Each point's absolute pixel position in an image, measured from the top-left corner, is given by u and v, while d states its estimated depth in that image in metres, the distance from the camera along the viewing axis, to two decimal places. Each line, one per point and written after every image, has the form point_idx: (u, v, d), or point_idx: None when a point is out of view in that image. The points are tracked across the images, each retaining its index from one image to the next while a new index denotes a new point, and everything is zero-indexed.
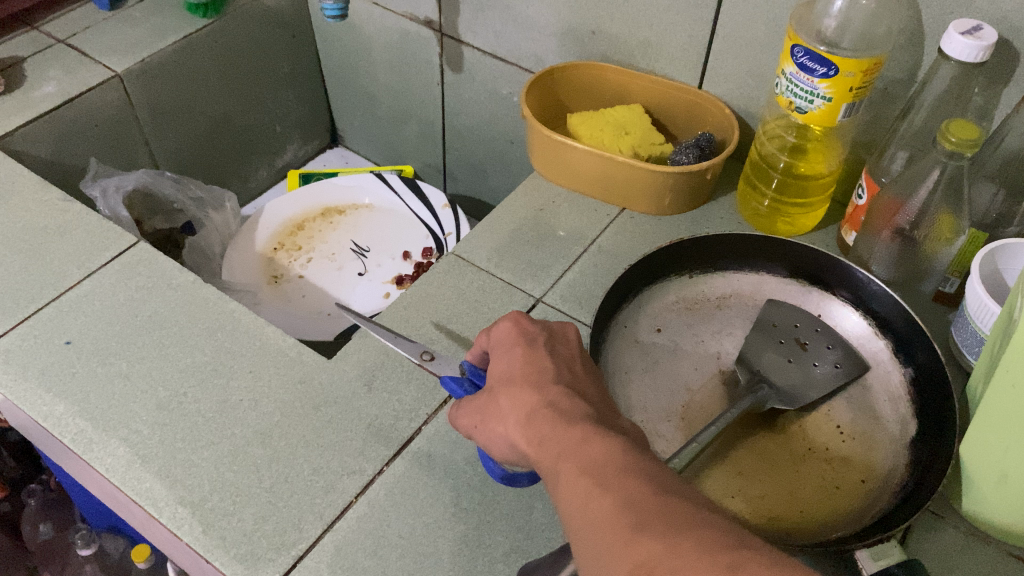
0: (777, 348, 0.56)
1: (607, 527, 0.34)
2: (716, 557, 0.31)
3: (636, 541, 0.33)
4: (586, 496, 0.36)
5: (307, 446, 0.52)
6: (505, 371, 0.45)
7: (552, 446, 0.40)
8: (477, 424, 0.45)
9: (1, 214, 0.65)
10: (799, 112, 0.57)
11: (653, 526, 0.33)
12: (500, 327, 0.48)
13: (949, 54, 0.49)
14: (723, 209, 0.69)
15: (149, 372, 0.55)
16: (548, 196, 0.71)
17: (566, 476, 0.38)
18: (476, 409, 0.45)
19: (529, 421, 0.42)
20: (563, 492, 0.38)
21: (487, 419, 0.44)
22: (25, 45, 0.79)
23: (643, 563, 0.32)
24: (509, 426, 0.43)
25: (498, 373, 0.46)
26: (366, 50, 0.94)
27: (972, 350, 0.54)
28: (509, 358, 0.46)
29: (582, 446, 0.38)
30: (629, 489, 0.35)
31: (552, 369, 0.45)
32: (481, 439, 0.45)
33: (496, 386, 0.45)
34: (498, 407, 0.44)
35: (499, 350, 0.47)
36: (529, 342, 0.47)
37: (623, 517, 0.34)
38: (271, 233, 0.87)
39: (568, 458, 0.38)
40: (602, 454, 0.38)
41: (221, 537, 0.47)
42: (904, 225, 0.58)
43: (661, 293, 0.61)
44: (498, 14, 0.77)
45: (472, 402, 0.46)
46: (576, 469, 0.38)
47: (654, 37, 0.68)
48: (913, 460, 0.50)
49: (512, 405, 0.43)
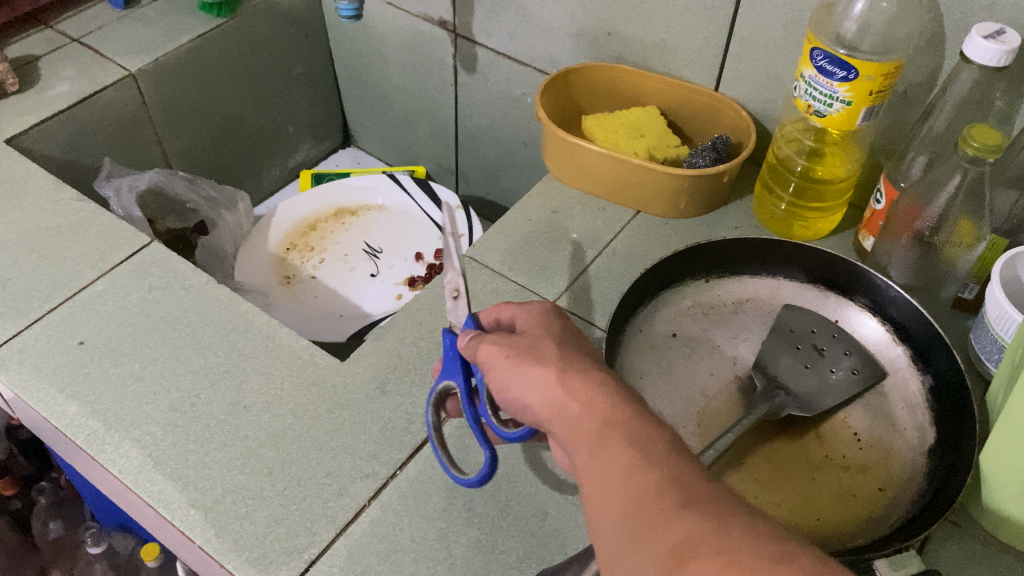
0: (793, 354, 0.56)
1: (649, 501, 0.32)
2: (766, 546, 0.30)
3: (681, 519, 0.31)
4: (629, 469, 0.34)
5: (320, 450, 0.52)
6: (550, 334, 0.43)
7: (599, 409, 0.37)
8: (508, 359, 0.41)
9: (14, 213, 0.65)
10: (817, 116, 0.56)
11: (700, 505, 0.31)
12: (545, 306, 0.46)
13: (972, 59, 0.48)
14: (738, 212, 0.68)
15: (161, 373, 0.55)
16: (562, 198, 0.71)
17: (607, 442, 0.35)
18: (513, 346, 0.42)
19: (574, 378, 0.39)
20: (600, 457, 0.35)
21: (523, 359, 0.41)
22: (40, 44, 0.79)
23: (687, 541, 0.30)
24: (550, 371, 0.39)
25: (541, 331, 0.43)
26: (379, 50, 0.94)
27: (991, 358, 0.53)
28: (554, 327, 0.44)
29: (630, 417, 0.36)
30: (677, 468, 0.34)
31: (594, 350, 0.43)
32: (501, 376, 0.41)
33: (542, 340, 0.42)
34: (539, 352, 0.41)
35: (541, 319, 0.45)
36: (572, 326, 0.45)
37: (668, 492, 0.32)
38: (282, 234, 0.87)
39: (614, 426, 0.36)
40: (650, 428, 0.36)
41: (233, 540, 0.47)
42: (923, 230, 0.58)
43: (677, 297, 0.60)
44: (512, 15, 0.77)
45: (509, 341, 0.42)
46: (620, 438, 0.35)
47: (670, 39, 0.68)
48: (931, 467, 0.50)
49: (558, 357, 0.40)
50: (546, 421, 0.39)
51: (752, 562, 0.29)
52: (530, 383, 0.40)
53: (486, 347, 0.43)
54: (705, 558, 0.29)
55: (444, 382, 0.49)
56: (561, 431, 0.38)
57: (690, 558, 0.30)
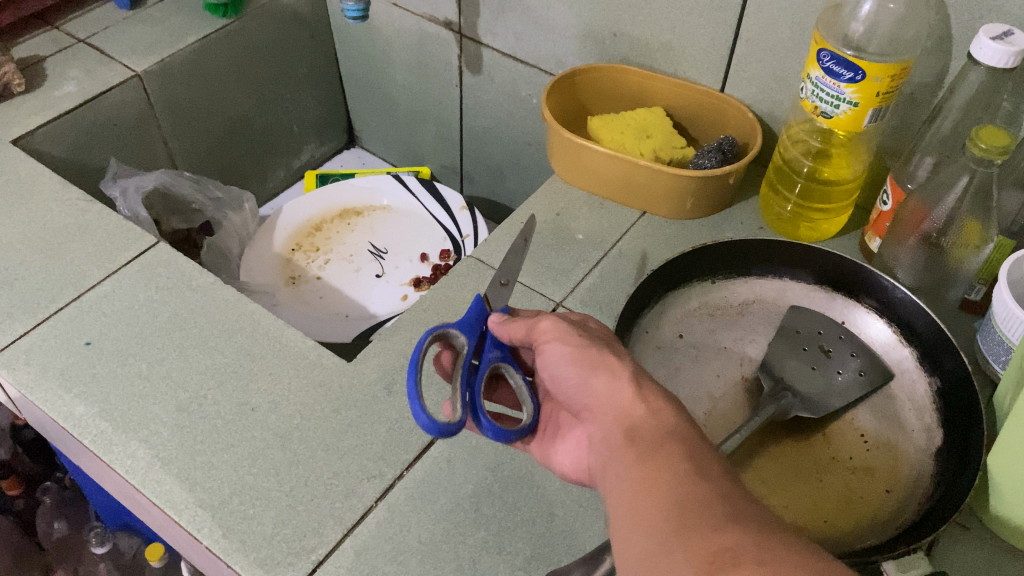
0: (800, 355, 0.56)
1: (696, 512, 0.32)
2: (808, 561, 0.29)
3: (726, 530, 0.31)
4: (682, 477, 0.34)
5: (327, 450, 0.52)
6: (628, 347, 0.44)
7: (661, 413, 0.38)
8: (580, 338, 0.43)
9: (21, 213, 0.65)
10: (824, 117, 0.56)
11: (748, 521, 0.31)
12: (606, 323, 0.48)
13: (980, 60, 0.48)
14: (744, 213, 0.68)
15: (169, 373, 0.55)
16: (568, 200, 0.71)
17: (664, 451, 0.36)
18: (592, 341, 0.43)
19: (641, 382, 0.40)
20: (652, 461, 0.35)
21: (599, 357, 0.42)
22: (46, 44, 0.79)
23: (730, 549, 0.30)
24: (620, 365, 0.41)
25: (607, 334, 0.45)
26: (384, 50, 0.94)
27: (999, 359, 0.53)
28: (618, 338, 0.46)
29: (690, 437, 0.37)
30: (728, 488, 0.34)
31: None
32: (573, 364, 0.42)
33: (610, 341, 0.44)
34: (617, 356, 0.42)
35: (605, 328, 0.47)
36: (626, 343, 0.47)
37: (716, 507, 0.32)
38: (288, 234, 0.87)
39: (674, 438, 0.37)
40: (707, 452, 0.36)
41: (241, 541, 0.47)
42: (931, 233, 0.58)
43: (684, 298, 0.60)
44: (518, 16, 0.77)
45: (589, 336, 0.43)
46: (678, 452, 0.36)
47: (676, 40, 0.68)
48: (939, 469, 0.50)
49: (634, 367, 0.41)
50: (599, 408, 0.40)
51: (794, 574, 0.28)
52: (597, 368, 0.41)
53: (555, 322, 0.44)
54: (746, 565, 0.29)
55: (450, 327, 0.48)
56: (611, 420, 0.39)
57: (730, 565, 0.29)
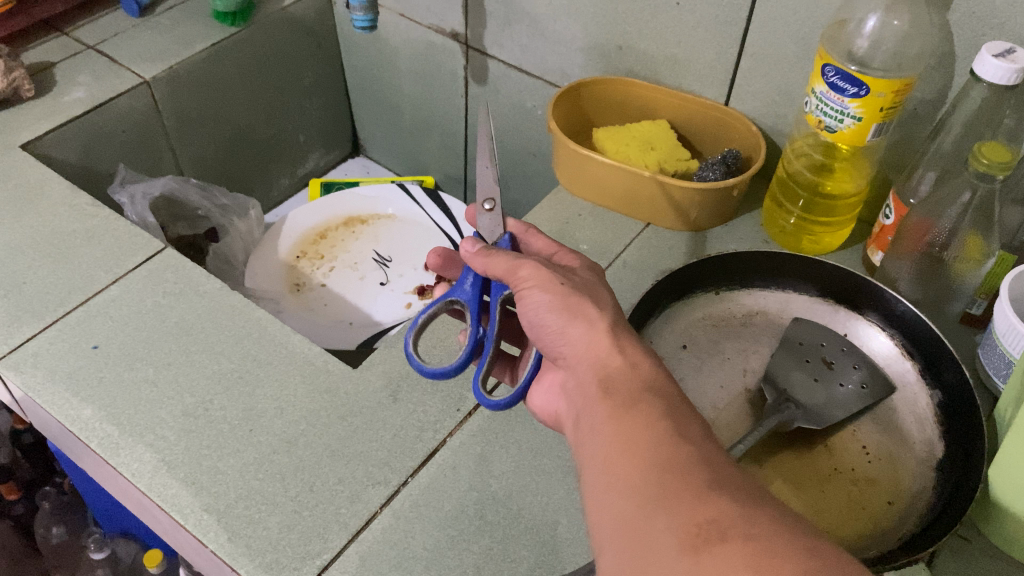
0: (803, 367, 0.56)
1: (675, 476, 0.32)
2: (795, 538, 0.29)
3: (709, 499, 0.31)
4: (661, 437, 0.35)
5: (333, 456, 0.52)
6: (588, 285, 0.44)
7: (640, 367, 0.39)
8: (562, 285, 0.43)
9: (30, 218, 0.65)
10: (828, 131, 0.57)
11: (729, 489, 0.32)
12: (592, 262, 0.48)
13: (982, 77, 0.49)
14: (748, 226, 0.69)
15: (176, 378, 0.55)
16: (573, 210, 0.71)
17: (641, 407, 0.36)
18: (565, 295, 0.42)
19: (619, 332, 0.41)
20: (629, 417, 0.36)
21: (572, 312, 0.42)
22: (56, 51, 0.80)
23: (714, 521, 0.30)
24: (599, 316, 0.41)
25: (591, 279, 0.45)
26: (391, 60, 0.95)
27: (999, 373, 0.54)
28: (603, 282, 0.46)
29: (668, 393, 0.38)
30: (706, 451, 0.34)
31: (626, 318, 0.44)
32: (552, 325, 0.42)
33: (589, 285, 0.44)
34: (585, 310, 0.41)
35: (589, 272, 0.46)
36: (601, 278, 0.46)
37: (698, 472, 0.32)
38: (293, 242, 0.87)
39: (651, 394, 0.37)
40: (682, 408, 0.37)
41: (246, 545, 0.48)
42: (932, 246, 0.59)
43: (687, 310, 0.61)
44: (524, 28, 0.78)
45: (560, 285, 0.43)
46: (653, 408, 0.36)
47: (681, 53, 0.68)
48: (940, 482, 0.50)
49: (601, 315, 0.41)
50: (576, 359, 0.41)
51: (780, 551, 0.29)
52: (575, 313, 0.41)
53: (536, 269, 0.44)
54: (732, 540, 0.29)
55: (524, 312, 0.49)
56: (588, 370, 0.40)
57: (715, 538, 0.30)
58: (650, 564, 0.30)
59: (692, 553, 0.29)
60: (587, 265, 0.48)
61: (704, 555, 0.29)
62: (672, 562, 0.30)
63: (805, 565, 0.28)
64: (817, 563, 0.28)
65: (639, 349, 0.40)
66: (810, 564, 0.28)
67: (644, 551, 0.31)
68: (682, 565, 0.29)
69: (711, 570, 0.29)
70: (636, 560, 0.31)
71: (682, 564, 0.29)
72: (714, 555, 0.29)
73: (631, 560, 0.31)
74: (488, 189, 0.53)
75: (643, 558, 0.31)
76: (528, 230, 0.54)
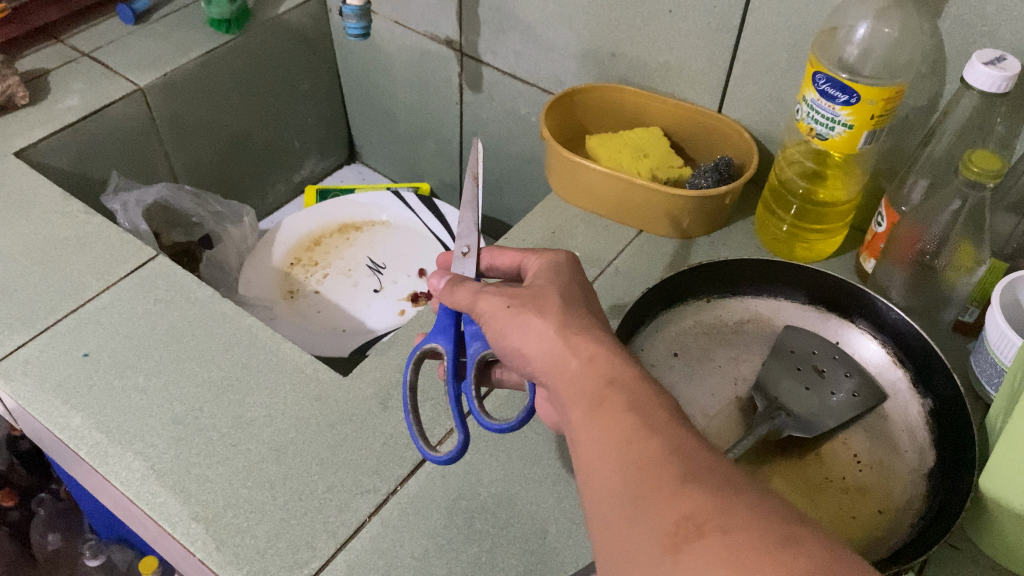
0: (794, 375, 0.56)
1: (650, 473, 0.32)
2: (773, 526, 0.29)
3: (685, 492, 0.31)
4: (630, 433, 0.34)
5: (322, 464, 0.52)
6: (540, 291, 0.42)
7: (597, 362, 0.38)
8: (507, 310, 0.42)
9: (23, 224, 0.65)
10: (819, 139, 0.57)
11: (704, 479, 0.31)
12: (558, 256, 0.46)
13: (972, 84, 0.49)
14: (741, 233, 0.69)
15: (165, 386, 0.55)
16: (566, 217, 0.71)
17: (608, 404, 0.36)
18: (515, 310, 0.41)
19: (571, 331, 0.40)
20: (598, 417, 0.36)
21: (523, 326, 0.41)
22: (51, 58, 0.80)
23: (691, 516, 0.30)
24: (549, 323, 0.40)
25: (545, 284, 0.43)
26: (386, 67, 0.95)
27: (991, 381, 0.53)
28: (562, 280, 0.44)
29: (632, 381, 0.37)
30: (679, 440, 0.34)
31: (591, 305, 0.43)
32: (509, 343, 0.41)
33: (541, 291, 0.42)
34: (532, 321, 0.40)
35: (549, 271, 0.45)
36: (567, 275, 0.45)
37: (671, 465, 0.32)
38: (287, 249, 0.87)
39: (615, 386, 0.36)
40: (647, 395, 0.36)
41: (234, 554, 0.47)
42: (923, 254, 0.58)
43: (679, 318, 0.61)
44: (518, 35, 0.78)
45: (503, 309, 0.42)
46: (619, 402, 0.36)
47: (674, 61, 0.68)
48: (931, 490, 0.50)
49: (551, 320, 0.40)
50: (540, 370, 0.40)
51: (758, 541, 0.28)
52: (522, 331, 0.40)
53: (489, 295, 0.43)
54: (710, 534, 0.29)
55: (429, 344, 0.49)
56: (552, 380, 0.39)
57: (694, 534, 0.29)
58: (636, 567, 0.30)
59: (673, 551, 0.29)
60: (553, 264, 0.46)
61: (685, 554, 0.29)
62: (655, 563, 0.29)
63: (782, 555, 0.28)
64: (796, 551, 0.28)
65: (592, 347, 0.39)
66: (789, 552, 0.28)
67: (629, 555, 0.31)
68: (664, 565, 0.29)
69: (692, 569, 0.29)
70: (623, 565, 0.31)
71: (665, 564, 0.29)
72: (694, 552, 0.29)
73: (620, 567, 0.31)
74: (466, 235, 0.51)
75: (630, 562, 0.30)
76: (493, 250, 0.52)
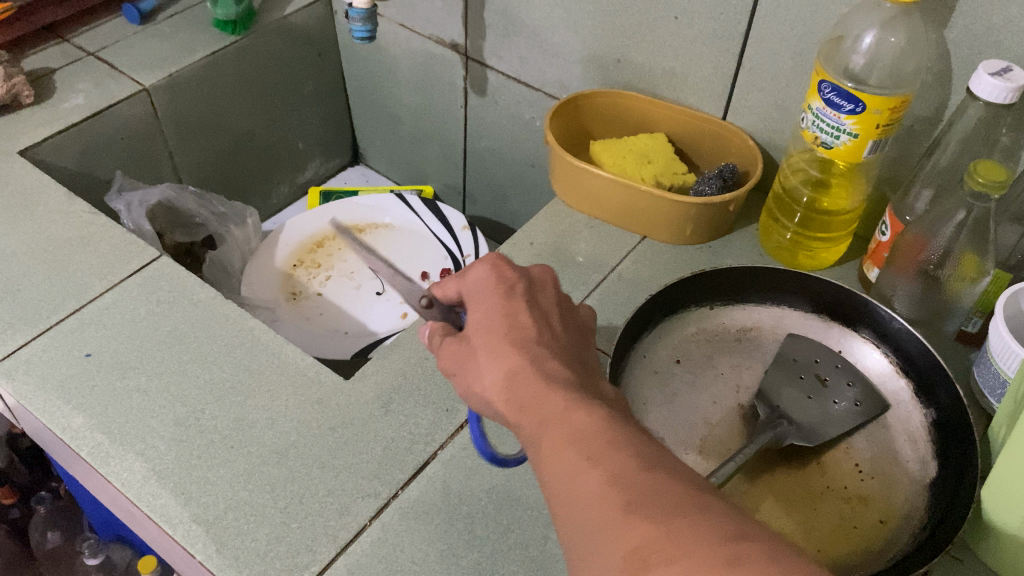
0: (797, 384, 0.56)
1: (598, 509, 0.33)
2: (716, 547, 0.30)
3: (630, 524, 0.32)
4: (576, 470, 0.35)
5: (323, 468, 0.52)
6: (484, 325, 0.44)
7: (545, 399, 0.39)
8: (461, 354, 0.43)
9: (27, 223, 0.65)
10: (824, 147, 0.57)
11: (648, 508, 0.32)
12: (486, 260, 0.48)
13: (977, 94, 0.49)
14: (744, 241, 0.69)
15: (167, 388, 0.55)
16: (569, 222, 0.71)
17: (555, 443, 0.37)
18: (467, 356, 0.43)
19: (518, 370, 0.41)
20: (549, 460, 0.37)
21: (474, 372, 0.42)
22: (56, 58, 0.80)
23: (639, 548, 0.31)
24: (497, 366, 0.42)
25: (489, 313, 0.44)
26: (391, 70, 0.95)
27: (994, 392, 0.53)
28: (502, 299, 0.45)
29: (573, 415, 0.38)
30: (622, 468, 0.34)
31: (537, 323, 0.44)
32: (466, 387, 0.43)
33: (478, 333, 0.44)
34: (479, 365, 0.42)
35: (488, 288, 0.46)
36: (508, 291, 0.45)
37: (616, 497, 0.33)
38: (290, 250, 0.87)
39: (560, 424, 0.38)
40: (589, 427, 0.37)
41: (234, 557, 0.47)
42: (927, 264, 0.58)
43: (681, 325, 0.61)
44: (523, 40, 0.78)
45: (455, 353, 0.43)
46: (562, 440, 0.37)
47: (679, 67, 0.68)
48: (933, 501, 0.50)
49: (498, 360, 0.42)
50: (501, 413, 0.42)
51: (703, 566, 0.29)
52: (473, 378, 0.42)
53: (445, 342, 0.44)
54: (657, 564, 0.30)
55: None
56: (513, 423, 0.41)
57: (642, 566, 0.30)
58: None
59: None
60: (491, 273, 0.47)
61: None
62: None
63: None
64: (739, 571, 0.29)
65: (540, 384, 0.40)
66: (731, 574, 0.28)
67: None
68: None
69: None
70: None
71: None
72: None
73: None
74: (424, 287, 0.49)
75: None
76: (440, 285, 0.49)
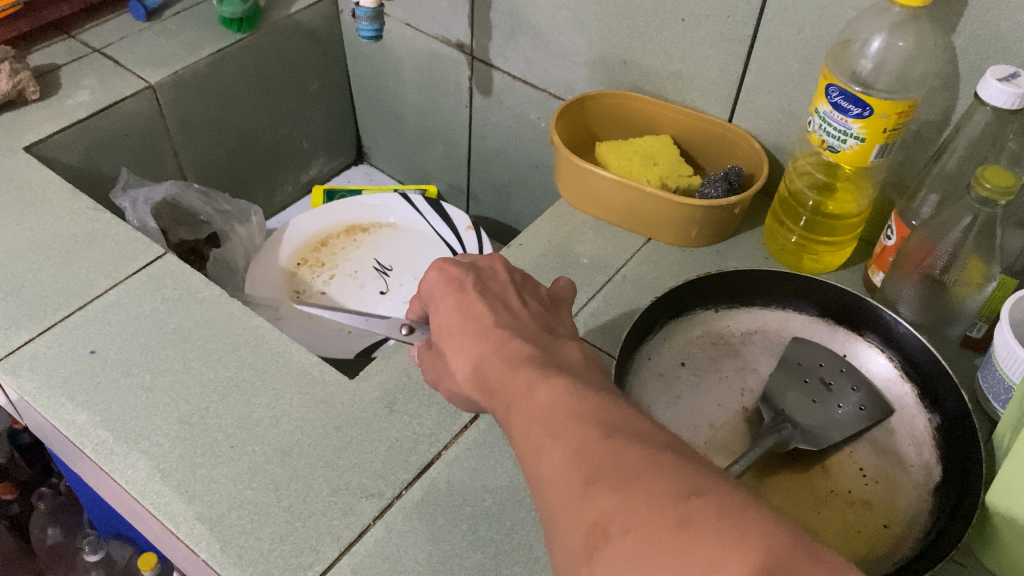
0: (801, 387, 0.56)
1: (559, 485, 0.33)
2: (668, 511, 0.30)
3: (589, 496, 0.32)
4: (541, 448, 0.35)
5: (327, 467, 0.52)
6: (446, 328, 0.45)
7: (510, 384, 0.40)
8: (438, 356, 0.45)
9: (32, 220, 0.65)
10: (830, 151, 0.57)
11: (603, 477, 0.32)
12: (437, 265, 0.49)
13: (985, 100, 0.49)
14: (749, 244, 0.69)
15: (171, 386, 0.55)
16: (574, 223, 0.71)
17: (522, 425, 0.38)
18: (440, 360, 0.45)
19: (483, 366, 0.42)
20: (519, 443, 0.37)
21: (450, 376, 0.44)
22: (62, 54, 0.80)
23: (597, 521, 0.31)
24: (464, 367, 0.43)
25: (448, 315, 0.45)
26: (396, 69, 0.95)
27: (999, 398, 0.53)
28: (455, 299, 0.45)
29: (532, 394, 0.38)
30: (579, 437, 0.34)
31: (492, 311, 0.44)
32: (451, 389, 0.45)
33: (444, 334, 0.45)
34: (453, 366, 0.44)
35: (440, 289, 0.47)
36: (460, 287, 0.46)
37: (575, 470, 0.33)
38: (294, 250, 0.87)
39: (523, 406, 0.38)
40: (546, 403, 0.37)
41: (238, 555, 0.47)
42: (933, 269, 0.58)
43: (686, 327, 0.61)
44: (529, 40, 0.78)
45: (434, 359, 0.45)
46: (526, 421, 0.37)
47: (685, 69, 0.68)
48: (937, 506, 0.50)
49: (464, 358, 0.43)
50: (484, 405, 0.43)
51: (658, 534, 0.30)
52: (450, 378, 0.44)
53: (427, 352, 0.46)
54: (616, 537, 0.30)
55: None
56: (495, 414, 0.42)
57: (602, 539, 0.31)
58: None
59: (590, 560, 0.31)
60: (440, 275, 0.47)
61: (598, 560, 0.30)
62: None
63: (680, 542, 0.29)
64: (691, 535, 0.29)
65: (502, 372, 0.41)
66: (684, 538, 0.29)
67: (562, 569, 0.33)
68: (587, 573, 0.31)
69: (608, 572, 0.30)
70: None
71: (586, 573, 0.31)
72: (606, 556, 0.30)
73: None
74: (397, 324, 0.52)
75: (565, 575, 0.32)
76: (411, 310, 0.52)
